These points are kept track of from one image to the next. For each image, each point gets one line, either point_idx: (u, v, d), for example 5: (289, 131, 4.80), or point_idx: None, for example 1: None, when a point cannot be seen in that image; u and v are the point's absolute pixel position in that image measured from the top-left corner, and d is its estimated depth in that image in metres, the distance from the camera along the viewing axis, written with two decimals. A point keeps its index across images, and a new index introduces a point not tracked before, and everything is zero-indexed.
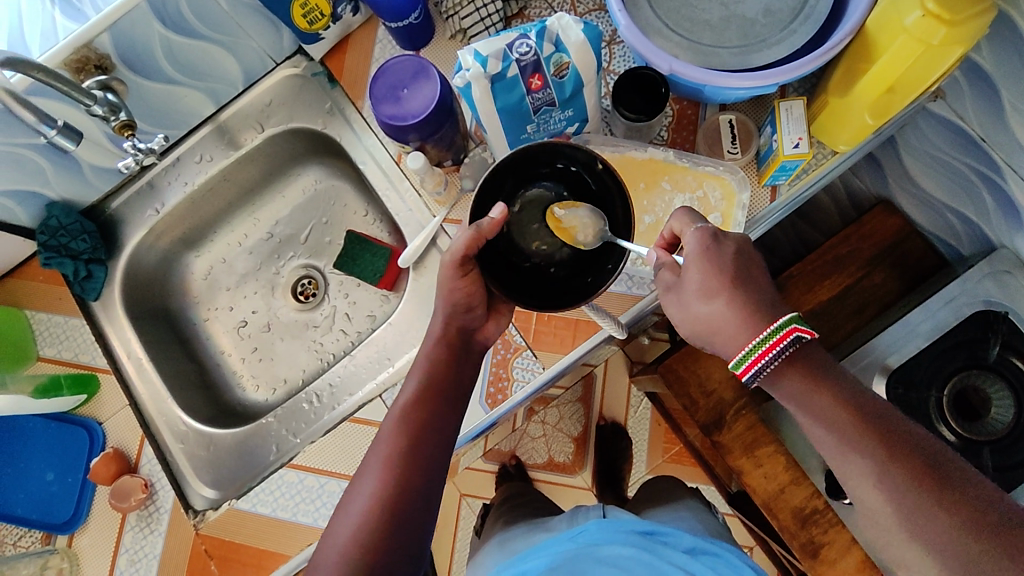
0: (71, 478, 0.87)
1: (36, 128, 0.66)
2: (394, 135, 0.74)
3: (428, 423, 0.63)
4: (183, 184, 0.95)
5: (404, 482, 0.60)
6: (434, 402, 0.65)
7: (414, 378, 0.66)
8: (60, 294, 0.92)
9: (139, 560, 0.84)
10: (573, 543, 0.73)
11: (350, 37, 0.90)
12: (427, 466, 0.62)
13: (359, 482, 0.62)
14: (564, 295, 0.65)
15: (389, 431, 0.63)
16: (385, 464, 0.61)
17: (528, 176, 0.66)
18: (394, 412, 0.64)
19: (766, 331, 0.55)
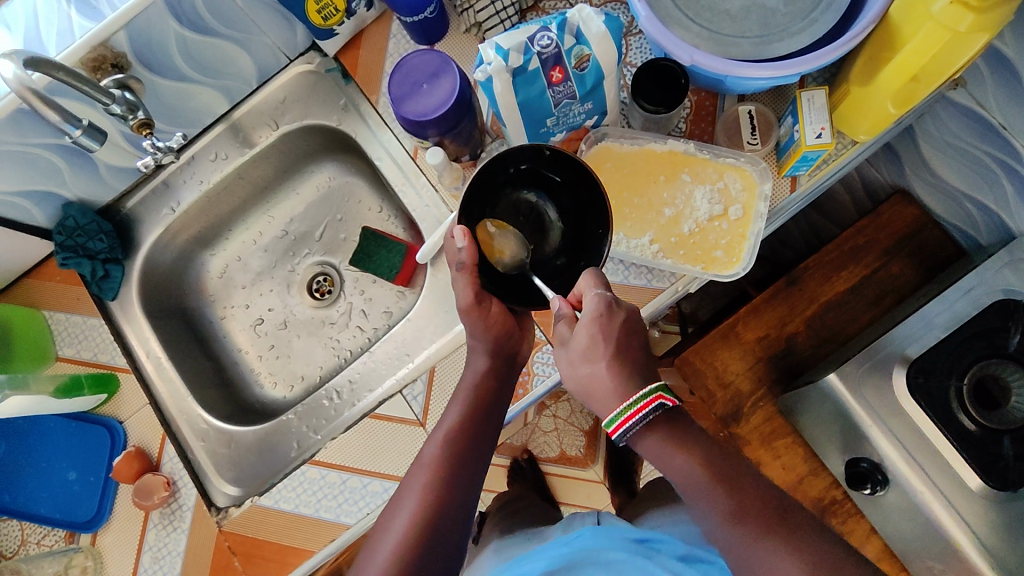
0: (94, 477, 0.87)
1: (61, 128, 0.65)
2: (412, 131, 0.74)
3: (469, 448, 0.63)
4: (197, 183, 0.95)
5: (443, 504, 0.60)
6: (475, 428, 0.65)
7: (457, 407, 0.66)
8: (77, 293, 0.92)
9: (163, 558, 0.84)
10: (566, 548, 0.73)
11: (364, 32, 0.90)
12: (464, 492, 0.61)
13: (397, 505, 0.61)
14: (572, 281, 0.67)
15: (430, 454, 0.63)
16: (425, 485, 0.61)
17: (492, 194, 0.69)
18: (436, 435, 0.64)
19: (633, 396, 0.56)
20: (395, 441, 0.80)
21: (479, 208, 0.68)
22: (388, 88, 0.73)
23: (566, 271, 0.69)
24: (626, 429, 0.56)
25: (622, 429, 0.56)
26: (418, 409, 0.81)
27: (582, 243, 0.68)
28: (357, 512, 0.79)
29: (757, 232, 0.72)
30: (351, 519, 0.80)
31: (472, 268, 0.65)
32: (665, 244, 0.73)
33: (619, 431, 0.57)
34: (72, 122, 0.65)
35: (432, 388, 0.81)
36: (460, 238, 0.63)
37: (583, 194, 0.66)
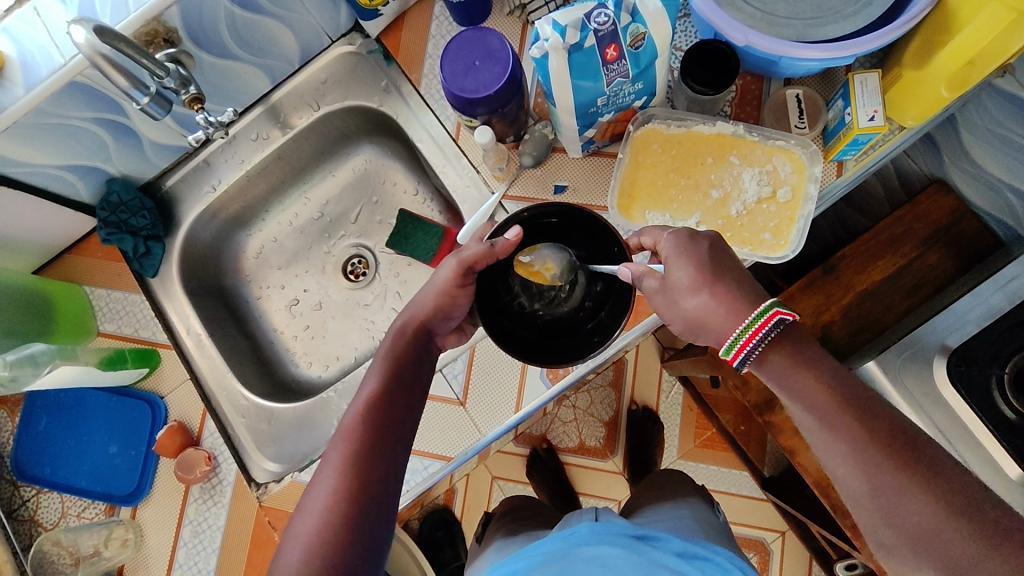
0: (135, 451, 0.88)
1: (129, 94, 0.67)
2: (461, 109, 0.75)
3: (389, 416, 0.59)
4: (237, 163, 0.96)
5: (364, 476, 0.55)
6: (395, 397, 0.61)
7: (373, 376, 0.62)
8: (118, 270, 0.93)
9: (203, 532, 0.84)
10: (562, 543, 0.73)
11: (406, 14, 0.90)
12: (388, 462, 0.57)
13: (315, 480, 0.56)
14: (617, 308, 0.66)
15: (349, 425, 0.58)
16: (343, 459, 0.56)
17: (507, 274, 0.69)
18: (355, 406, 0.59)
19: (751, 315, 0.55)
20: (435, 420, 0.81)
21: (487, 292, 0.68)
22: (440, 66, 0.73)
23: (602, 301, 0.69)
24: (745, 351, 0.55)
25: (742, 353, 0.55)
26: (458, 388, 0.81)
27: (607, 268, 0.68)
28: None
29: (806, 216, 0.72)
30: None
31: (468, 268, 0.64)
32: (712, 227, 0.73)
33: (740, 357, 0.55)
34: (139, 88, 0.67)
35: (472, 368, 0.82)
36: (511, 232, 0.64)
37: (583, 224, 0.66)
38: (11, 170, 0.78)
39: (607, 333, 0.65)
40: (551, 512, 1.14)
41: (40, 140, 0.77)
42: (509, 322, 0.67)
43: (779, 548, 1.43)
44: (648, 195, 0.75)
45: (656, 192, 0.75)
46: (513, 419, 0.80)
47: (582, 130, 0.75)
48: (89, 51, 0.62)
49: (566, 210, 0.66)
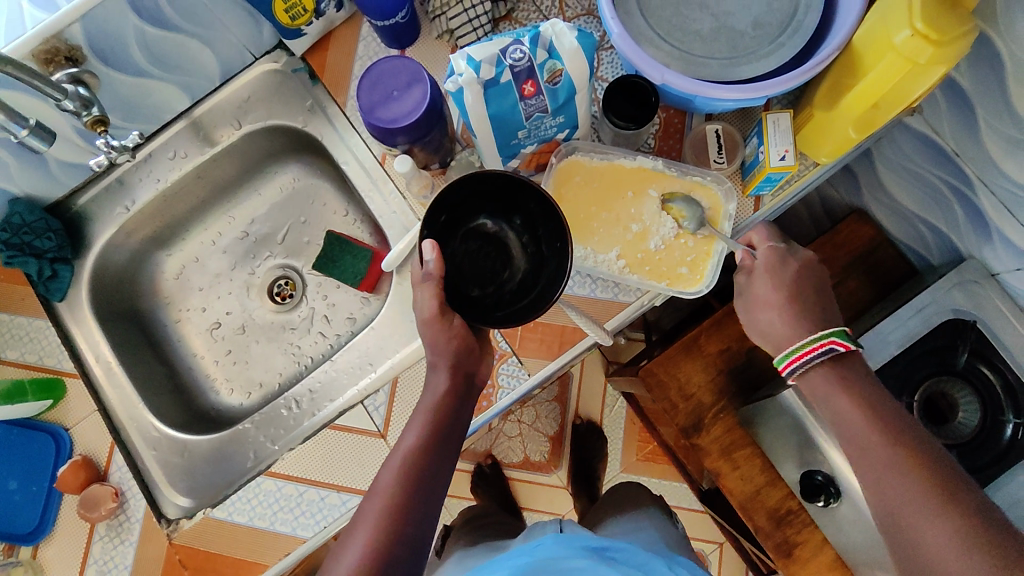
0: (36, 487, 0.82)
1: (6, 126, 0.65)
2: (382, 138, 0.73)
3: (426, 475, 0.62)
4: (154, 181, 0.92)
5: (396, 535, 0.59)
6: (435, 453, 0.63)
7: (415, 429, 0.64)
8: (22, 294, 0.88)
9: (109, 572, 0.80)
10: (531, 557, 0.68)
11: (333, 33, 0.89)
12: (419, 521, 0.60)
13: (350, 533, 0.60)
14: (549, 225, 0.65)
15: (385, 484, 0.61)
16: (378, 517, 0.59)
17: (460, 280, 0.69)
18: (394, 461, 0.62)
19: (808, 336, 0.64)
20: (355, 452, 0.79)
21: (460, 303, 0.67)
22: (359, 96, 0.72)
23: (533, 227, 0.69)
24: (818, 355, 0.63)
25: (811, 354, 0.63)
26: (379, 420, 0.79)
27: (512, 205, 0.68)
28: (314, 525, 0.77)
29: (720, 251, 0.73)
30: (308, 532, 0.77)
31: (441, 280, 0.64)
32: (632, 260, 0.74)
33: (789, 367, 0.65)
34: (18, 121, 0.65)
35: (394, 399, 0.79)
36: (429, 251, 0.63)
37: (470, 184, 0.66)
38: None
39: (559, 234, 0.64)
40: (513, 519, 1.16)
41: None
42: (478, 307, 0.67)
43: (716, 559, 1.46)
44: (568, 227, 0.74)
45: (579, 223, 0.74)
46: None
47: (504, 160, 0.74)
48: None
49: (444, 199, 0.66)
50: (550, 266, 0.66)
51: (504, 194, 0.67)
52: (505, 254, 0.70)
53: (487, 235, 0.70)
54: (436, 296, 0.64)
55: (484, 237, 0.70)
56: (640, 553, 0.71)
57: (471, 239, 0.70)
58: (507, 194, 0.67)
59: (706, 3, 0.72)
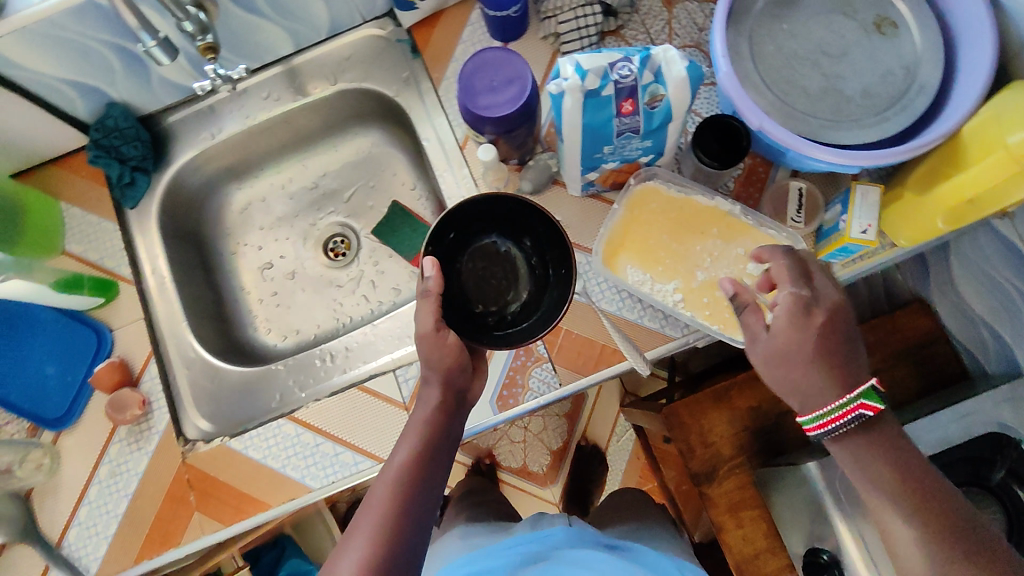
0: (71, 378, 0.85)
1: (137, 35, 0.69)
2: (472, 123, 0.74)
3: (419, 490, 0.62)
4: (243, 118, 0.95)
5: (391, 550, 0.59)
6: (427, 468, 0.64)
7: (409, 443, 0.65)
8: (97, 194, 0.91)
9: (120, 474, 0.82)
10: (539, 545, 0.78)
11: (442, 12, 0.92)
12: (414, 535, 0.61)
13: (345, 545, 0.60)
14: (551, 248, 0.77)
15: (378, 498, 0.62)
16: (373, 530, 0.59)
17: (462, 294, 0.80)
18: (387, 476, 0.63)
19: (840, 400, 0.60)
20: (376, 418, 0.80)
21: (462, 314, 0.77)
22: (459, 81, 0.73)
23: (538, 250, 0.81)
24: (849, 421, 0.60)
25: (836, 422, 0.61)
26: (406, 394, 0.81)
27: (521, 232, 0.80)
28: (322, 478, 0.79)
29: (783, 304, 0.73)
30: (315, 484, 0.79)
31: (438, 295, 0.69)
32: (691, 299, 0.74)
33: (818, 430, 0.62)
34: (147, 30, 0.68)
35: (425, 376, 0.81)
36: (429, 268, 0.70)
37: (483, 208, 0.77)
38: (9, 70, 0.77)
39: (563, 260, 0.75)
40: None
41: (43, 50, 0.76)
42: (478, 318, 0.78)
43: None
44: (635, 251, 0.76)
45: (644, 249, 0.76)
46: None
47: (582, 171, 0.75)
48: None
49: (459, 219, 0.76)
50: (550, 284, 0.78)
51: (516, 222, 0.79)
52: (511, 270, 0.83)
53: (494, 256, 0.82)
54: (433, 312, 0.68)
55: (491, 257, 0.82)
56: (646, 551, 0.80)
57: (478, 258, 0.82)
58: (516, 218, 0.78)
59: (820, 62, 0.72)
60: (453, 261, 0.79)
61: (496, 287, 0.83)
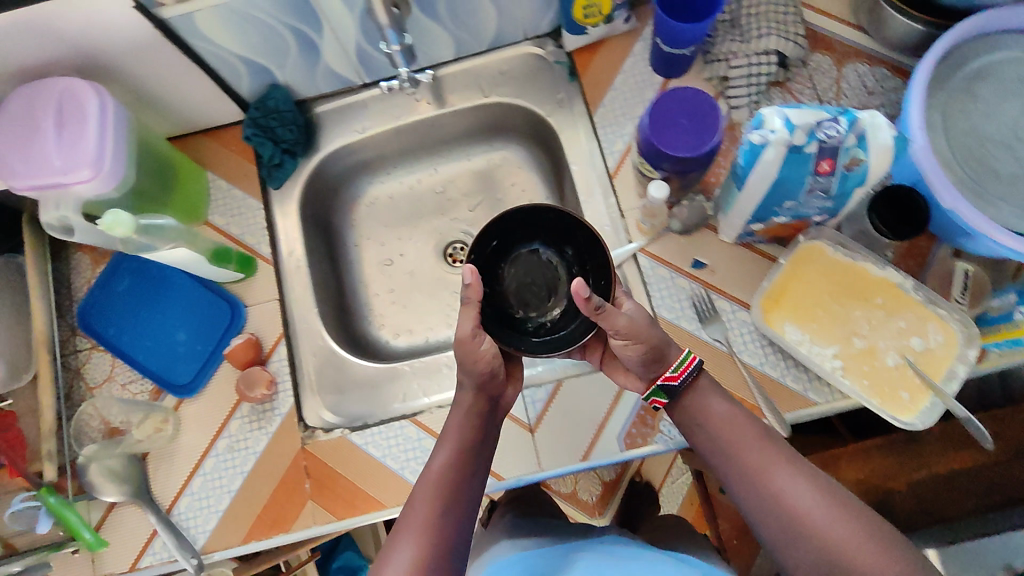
0: (201, 347, 0.86)
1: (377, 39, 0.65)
2: (649, 156, 0.74)
3: (462, 491, 0.63)
4: (392, 117, 0.96)
5: (438, 548, 0.59)
6: (464, 471, 0.64)
7: (448, 444, 0.65)
8: (244, 170, 0.92)
9: (239, 451, 0.84)
10: (579, 543, 0.77)
11: (606, 40, 0.91)
12: (459, 535, 0.61)
13: (392, 544, 0.60)
14: (590, 254, 0.69)
15: (422, 498, 0.62)
16: (421, 530, 0.59)
17: (501, 303, 0.74)
18: (425, 481, 0.63)
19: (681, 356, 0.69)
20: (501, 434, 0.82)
21: (500, 324, 0.72)
22: (647, 113, 0.71)
23: (580, 258, 0.73)
24: (688, 374, 0.69)
25: (684, 374, 0.68)
26: (532, 415, 0.82)
27: (559, 234, 0.73)
28: None
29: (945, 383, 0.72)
30: None
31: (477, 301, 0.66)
32: (850, 366, 0.74)
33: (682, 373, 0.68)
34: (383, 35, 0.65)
35: (553, 401, 0.82)
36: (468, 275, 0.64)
37: (521, 215, 0.70)
38: (197, 41, 0.76)
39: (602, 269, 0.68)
40: None
41: (232, 30, 0.76)
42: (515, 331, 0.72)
43: None
44: (796, 310, 0.75)
45: (804, 308, 0.75)
46: (576, 466, 0.80)
47: (750, 221, 0.75)
48: None
49: (496, 226, 0.70)
50: (588, 298, 0.70)
51: (551, 224, 0.72)
52: (554, 278, 0.76)
53: (535, 259, 0.76)
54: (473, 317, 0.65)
55: (535, 265, 0.76)
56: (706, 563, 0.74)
57: (519, 264, 0.76)
58: (559, 223, 0.70)
59: (1015, 146, 0.71)
60: (493, 267, 0.74)
61: (536, 295, 0.77)
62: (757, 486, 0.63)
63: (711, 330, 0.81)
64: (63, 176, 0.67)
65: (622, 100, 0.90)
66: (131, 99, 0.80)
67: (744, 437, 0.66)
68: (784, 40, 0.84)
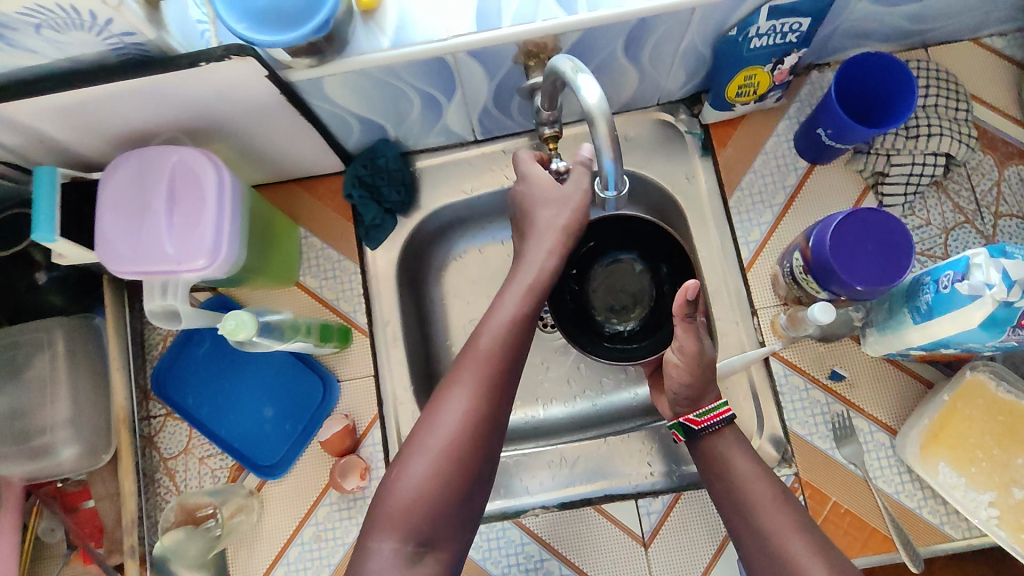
0: (290, 427, 0.79)
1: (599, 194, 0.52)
2: (819, 278, 0.66)
3: (520, 348, 0.60)
4: (502, 178, 0.86)
5: (483, 423, 0.57)
6: (533, 315, 0.62)
7: (517, 297, 0.62)
8: (340, 228, 0.84)
9: (326, 541, 0.77)
10: None
11: (746, 115, 0.84)
12: (503, 420, 0.59)
13: (441, 400, 0.58)
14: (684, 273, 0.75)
15: (486, 346, 0.59)
16: (467, 403, 0.57)
17: (586, 304, 0.82)
18: (490, 329, 0.60)
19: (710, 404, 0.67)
20: (612, 543, 0.77)
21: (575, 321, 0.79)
22: (828, 237, 0.64)
23: (673, 278, 0.79)
24: (717, 422, 0.66)
25: (709, 422, 0.66)
26: (646, 527, 0.77)
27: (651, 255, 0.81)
28: None
29: None
30: None
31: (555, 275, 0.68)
32: (1005, 516, 0.69)
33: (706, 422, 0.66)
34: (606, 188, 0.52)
35: (669, 513, 0.78)
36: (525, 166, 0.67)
37: (619, 228, 0.79)
38: (317, 101, 0.67)
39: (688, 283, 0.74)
40: None
41: (360, 92, 0.67)
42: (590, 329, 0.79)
43: None
44: (948, 446, 0.71)
45: (961, 447, 0.70)
46: None
47: (917, 351, 0.69)
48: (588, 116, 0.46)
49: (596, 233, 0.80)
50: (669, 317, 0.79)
51: (651, 243, 0.80)
52: (642, 291, 0.83)
53: (625, 270, 0.83)
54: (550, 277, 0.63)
55: (625, 274, 0.83)
56: None
57: (610, 271, 0.83)
58: (658, 245, 0.79)
59: None
60: (585, 268, 0.82)
61: (622, 304, 0.83)
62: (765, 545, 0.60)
63: (846, 451, 0.76)
64: (175, 265, 0.59)
65: (762, 184, 0.82)
66: (234, 155, 0.72)
67: (764, 499, 0.62)
68: (956, 141, 0.77)
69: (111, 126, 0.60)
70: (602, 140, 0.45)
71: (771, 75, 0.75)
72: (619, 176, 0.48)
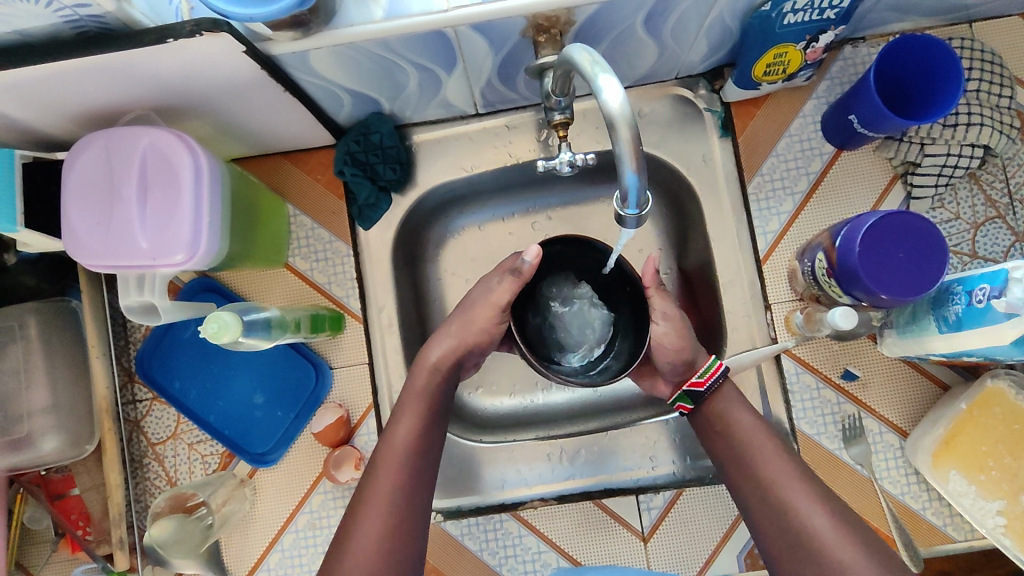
0: (281, 413, 0.76)
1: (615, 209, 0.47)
2: (844, 281, 0.62)
3: (423, 464, 0.62)
4: (505, 155, 0.80)
5: (397, 543, 0.58)
6: (428, 442, 0.63)
7: (410, 416, 0.64)
8: (331, 207, 0.79)
9: (320, 529, 0.75)
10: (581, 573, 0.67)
11: (772, 94, 0.77)
12: (418, 536, 0.60)
13: (351, 530, 0.58)
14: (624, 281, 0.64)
15: (393, 463, 0.61)
16: (380, 525, 0.58)
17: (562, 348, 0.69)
18: (393, 446, 0.62)
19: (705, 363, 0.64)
20: (610, 538, 0.76)
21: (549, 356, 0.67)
22: (858, 238, 0.60)
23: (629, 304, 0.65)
24: (716, 379, 0.64)
25: (711, 379, 0.63)
26: (646, 523, 0.76)
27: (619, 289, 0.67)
28: None
29: None
30: None
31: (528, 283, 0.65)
32: (1013, 526, 0.67)
33: (709, 381, 0.63)
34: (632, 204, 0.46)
35: (670, 509, 0.76)
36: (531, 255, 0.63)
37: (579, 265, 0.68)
38: (303, 75, 0.61)
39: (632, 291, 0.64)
40: None
41: (351, 65, 0.61)
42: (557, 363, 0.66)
43: None
44: (960, 455, 0.69)
45: (972, 455, 0.68)
46: None
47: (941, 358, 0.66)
48: (608, 122, 0.42)
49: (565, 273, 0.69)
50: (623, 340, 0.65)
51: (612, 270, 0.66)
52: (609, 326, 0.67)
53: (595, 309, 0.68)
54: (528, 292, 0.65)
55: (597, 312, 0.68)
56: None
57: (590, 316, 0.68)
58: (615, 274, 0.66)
59: None
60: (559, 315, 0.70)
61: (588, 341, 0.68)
62: (783, 518, 0.57)
63: (855, 451, 0.74)
64: (150, 261, 0.56)
65: (784, 170, 0.77)
66: (213, 131, 0.66)
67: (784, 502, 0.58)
68: (996, 132, 0.72)
69: (78, 102, 0.55)
70: (622, 148, 0.42)
71: (803, 53, 0.68)
72: (640, 191, 0.44)
